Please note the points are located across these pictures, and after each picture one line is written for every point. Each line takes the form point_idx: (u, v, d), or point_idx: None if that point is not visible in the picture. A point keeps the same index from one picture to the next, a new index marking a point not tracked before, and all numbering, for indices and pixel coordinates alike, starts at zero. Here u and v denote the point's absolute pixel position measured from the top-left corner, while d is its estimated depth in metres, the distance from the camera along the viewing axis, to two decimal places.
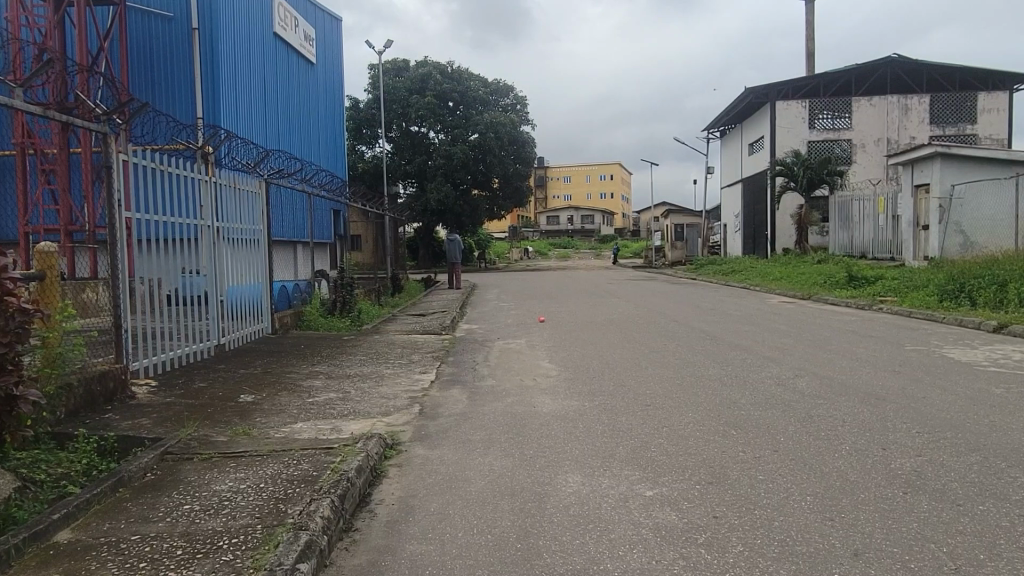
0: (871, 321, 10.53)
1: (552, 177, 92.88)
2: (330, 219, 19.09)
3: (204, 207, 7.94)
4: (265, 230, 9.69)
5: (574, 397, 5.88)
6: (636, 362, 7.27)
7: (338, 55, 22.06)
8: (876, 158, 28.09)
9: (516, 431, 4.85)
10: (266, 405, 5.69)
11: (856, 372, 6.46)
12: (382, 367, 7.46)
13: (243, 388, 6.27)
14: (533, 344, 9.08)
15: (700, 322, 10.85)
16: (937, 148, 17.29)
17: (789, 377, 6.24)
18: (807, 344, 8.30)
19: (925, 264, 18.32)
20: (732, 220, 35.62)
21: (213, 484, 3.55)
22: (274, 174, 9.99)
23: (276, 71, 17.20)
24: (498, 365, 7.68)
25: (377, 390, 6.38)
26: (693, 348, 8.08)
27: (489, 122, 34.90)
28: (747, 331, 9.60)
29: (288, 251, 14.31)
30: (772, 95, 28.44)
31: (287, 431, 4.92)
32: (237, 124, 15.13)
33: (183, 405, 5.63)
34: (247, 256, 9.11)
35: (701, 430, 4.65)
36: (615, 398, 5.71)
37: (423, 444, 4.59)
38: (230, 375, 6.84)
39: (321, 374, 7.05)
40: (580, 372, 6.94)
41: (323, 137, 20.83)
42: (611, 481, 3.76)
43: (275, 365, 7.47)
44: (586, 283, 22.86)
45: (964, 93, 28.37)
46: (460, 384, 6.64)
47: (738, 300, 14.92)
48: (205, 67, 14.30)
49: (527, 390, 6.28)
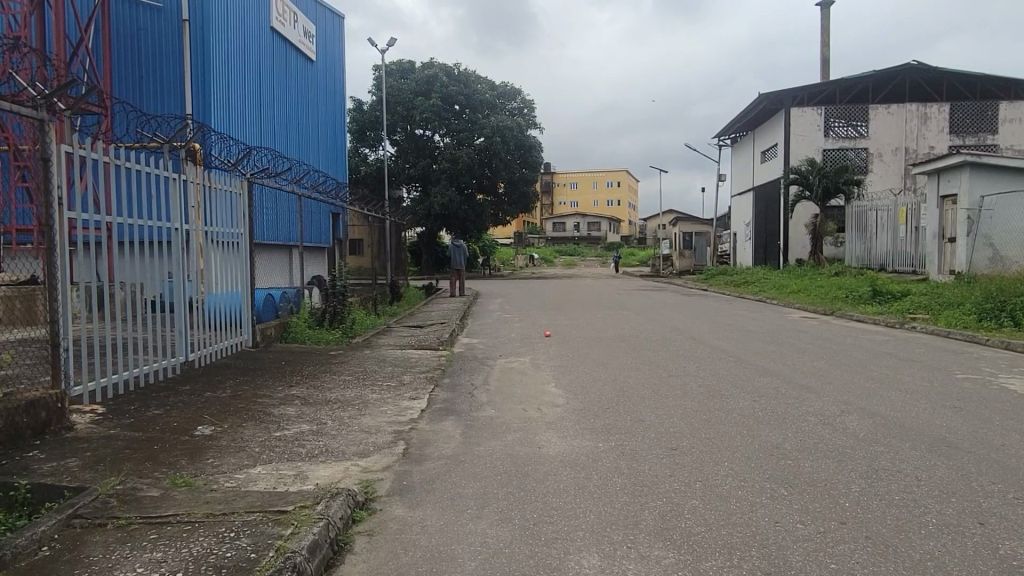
0: (907, 342, 9.65)
1: (558, 183, 92.07)
2: (328, 221, 18.28)
3: (176, 208, 7.12)
4: (246, 233, 8.87)
5: (585, 436, 4.99)
6: (655, 390, 6.42)
7: (340, 54, 21.36)
8: (894, 168, 27.17)
9: (516, 483, 3.98)
10: (224, 441, 4.84)
11: (912, 408, 5.59)
12: (367, 392, 6.58)
13: (204, 418, 5.44)
14: (539, 363, 8.22)
15: (720, 340, 9.99)
16: (966, 157, 16.37)
17: (836, 415, 5.35)
18: (844, 371, 7.40)
19: (950, 277, 17.46)
20: (743, 229, 34.73)
21: (116, 573, 2.69)
22: (258, 174, 9.19)
23: (273, 68, 16.45)
24: (499, 388, 6.84)
25: (358, 421, 5.53)
26: (717, 373, 7.19)
27: (495, 126, 34.00)
28: (774, 353, 8.72)
29: (275, 255, 13.47)
30: (787, 102, 27.61)
31: (241, 478, 4.08)
32: (230, 122, 14.38)
33: (126, 440, 4.81)
34: (225, 262, 8.29)
35: (745, 490, 3.76)
36: (633, 438, 4.83)
37: (402, 502, 3.73)
38: (194, 400, 5.99)
39: (296, 400, 6.20)
40: (591, 401, 6.05)
41: (323, 138, 20.07)
42: (638, 568, 2.91)
43: (248, 387, 6.62)
44: (594, 293, 22.00)
45: (986, 101, 27.41)
46: (453, 415, 5.77)
47: (756, 314, 14.02)
48: (195, 61, 13.58)
49: (530, 424, 5.40)
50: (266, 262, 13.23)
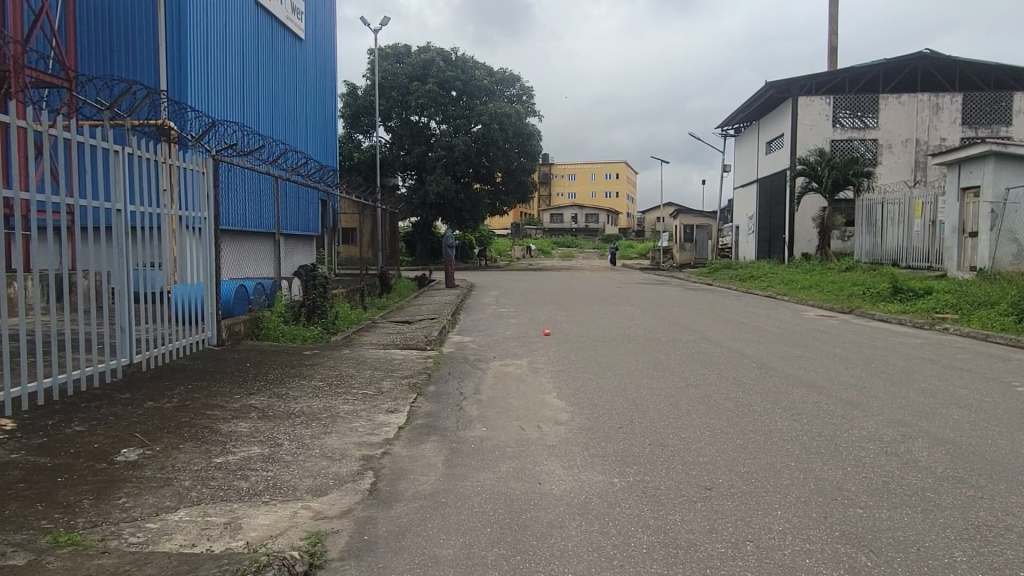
0: (945, 347, 8.74)
1: (557, 174, 90.73)
2: (315, 210, 17.25)
3: (119, 187, 6.18)
4: (210, 217, 7.89)
5: (595, 467, 4.06)
6: (674, 404, 5.50)
7: (330, 30, 20.34)
8: (903, 160, 26.25)
9: (511, 542, 3.05)
10: (149, 472, 3.89)
11: (986, 432, 4.68)
12: (338, 403, 5.64)
13: (134, 438, 4.49)
14: (538, 368, 7.29)
15: (737, 341, 9.04)
16: (990, 147, 15.44)
17: (895, 441, 4.43)
18: (887, 382, 6.46)
19: (970, 274, 16.59)
20: (746, 223, 33.79)
21: None
22: (224, 150, 8.19)
23: (257, 43, 15.39)
24: (494, 398, 5.92)
25: (321, 442, 4.59)
26: (743, 384, 6.27)
27: (493, 112, 32.88)
28: (801, 358, 7.79)
29: (251, 244, 12.46)
30: (794, 91, 26.60)
31: (150, 529, 3.13)
32: (209, 97, 13.35)
33: (27, 469, 3.85)
34: (182, 249, 7.32)
35: (814, 558, 2.84)
36: (655, 472, 3.91)
37: (358, 571, 2.80)
38: (130, 413, 5.05)
39: (253, 412, 5.27)
40: (599, 418, 5.12)
41: (311, 122, 19.01)
42: None
43: (199, 394, 5.68)
44: (594, 286, 21.04)
45: (1001, 92, 26.41)
46: (437, 434, 4.82)
47: (769, 312, 13.08)
48: (171, 30, 12.52)
49: (528, 449, 4.46)
50: (242, 249, 12.16)
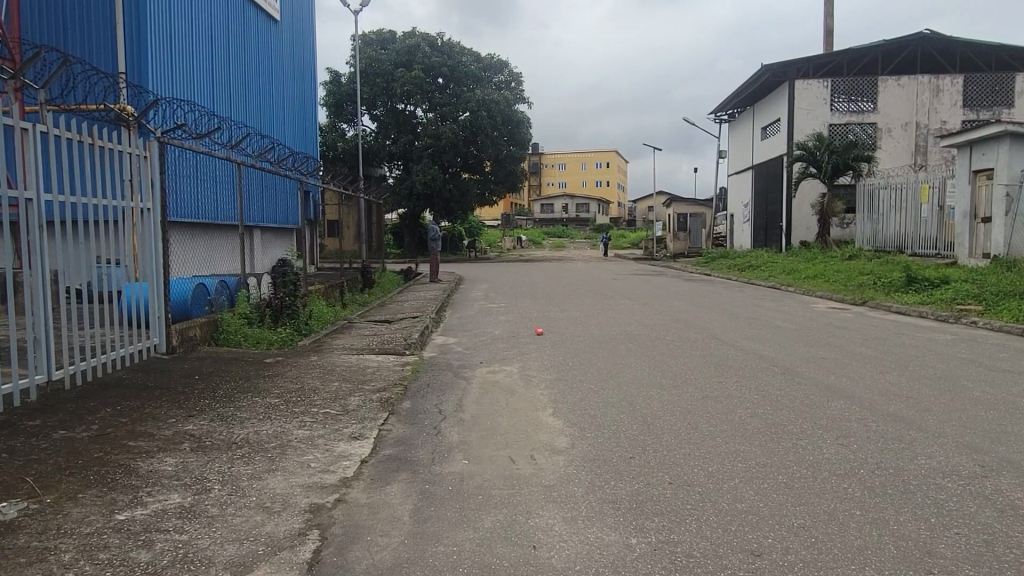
0: (980, 343, 7.90)
1: (546, 163, 89.70)
2: (292, 201, 16.23)
3: (30, 172, 5.09)
4: (155, 209, 6.76)
5: (607, 520, 3.16)
6: (693, 425, 4.61)
7: (308, 12, 19.33)
8: (903, 143, 25.39)
9: None
10: (19, 543, 2.94)
11: None
12: (292, 428, 4.71)
13: (20, 484, 3.56)
14: (530, 376, 6.39)
15: (749, 341, 8.17)
16: (1005, 127, 14.53)
17: (975, 478, 3.53)
18: (932, 390, 5.60)
19: (982, 261, 15.79)
20: (741, 211, 32.87)
21: None
22: (172, 133, 7.15)
23: (225, 22, 14.31)
24: (478, 417, 5.01)
25: (263, 484, 3.68)
26: (769, 396, 5.40)
27: (480, 100, 31.90)
28: (826, 360, 6.93)
29: (213, 238, 11.46)
30: (791, 73, 25.65)
31: None
32: (171, 79, 12.30)
33: None
34: (118, 245, 6.20)
35: None
36: (684, 527, 3.04)
37: None
38: (28, 447, 4.08)
39: (188, 441, 4.37)
40: (606, 445, 4.24)
41: (287, 109, 17.94)
42: None
43: (127, 419, 4.77)
44: (589, 279, 20.12)
45: (1002, 73, 25.58)
46: (407, 470, 3.91)
47: (776, 305, 12.22)
48: (129, 6, 11.42)
49: (520, 490, 3.57)
50: (202, 244, 11.14)
